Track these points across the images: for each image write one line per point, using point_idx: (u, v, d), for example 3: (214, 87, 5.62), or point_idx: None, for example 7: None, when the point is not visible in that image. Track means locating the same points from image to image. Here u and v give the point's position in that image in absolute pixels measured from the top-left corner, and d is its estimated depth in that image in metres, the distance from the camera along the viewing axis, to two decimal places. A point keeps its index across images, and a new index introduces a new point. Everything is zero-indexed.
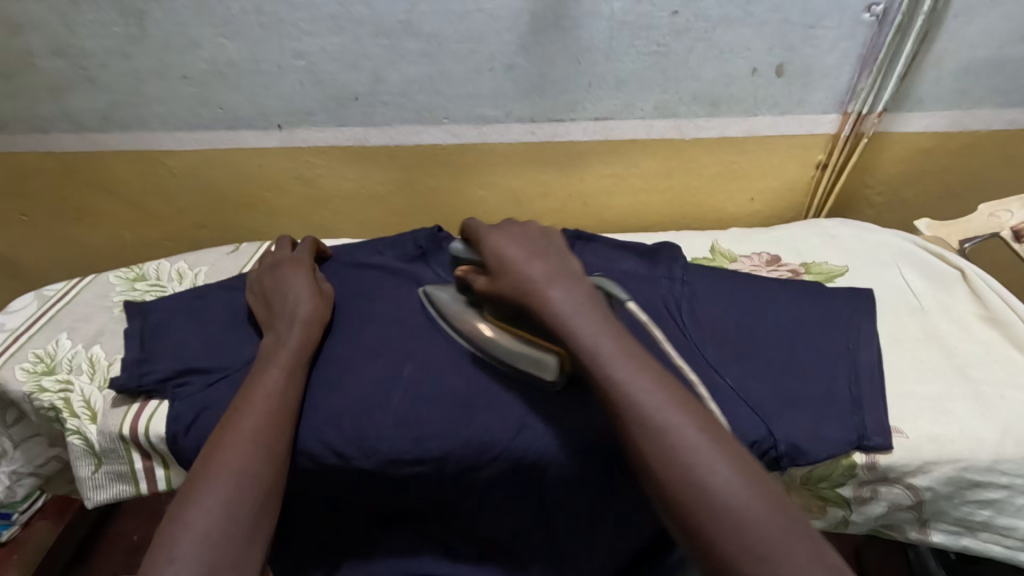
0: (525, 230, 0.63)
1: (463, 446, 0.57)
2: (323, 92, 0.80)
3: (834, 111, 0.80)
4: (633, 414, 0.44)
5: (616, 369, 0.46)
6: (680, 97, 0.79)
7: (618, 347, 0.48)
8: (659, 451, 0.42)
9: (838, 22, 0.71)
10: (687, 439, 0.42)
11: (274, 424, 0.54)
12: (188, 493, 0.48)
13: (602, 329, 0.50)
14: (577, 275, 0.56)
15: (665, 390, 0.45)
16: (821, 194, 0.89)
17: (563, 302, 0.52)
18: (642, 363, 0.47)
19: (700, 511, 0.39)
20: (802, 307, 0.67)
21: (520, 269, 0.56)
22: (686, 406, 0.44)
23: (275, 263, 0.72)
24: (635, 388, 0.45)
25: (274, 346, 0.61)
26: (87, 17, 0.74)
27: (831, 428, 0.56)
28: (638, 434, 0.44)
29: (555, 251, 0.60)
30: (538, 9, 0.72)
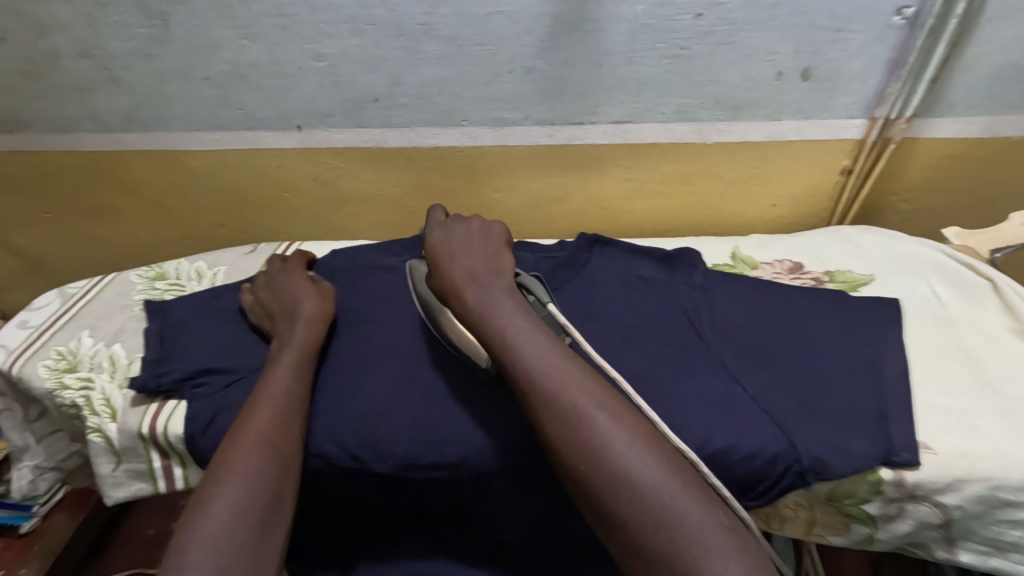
0: (463, 223, 0.64)
1: (479, 450, 0.57)
2: (342, 94, 0.81)
3: (861, 116, 0.78)
4: (545, 407, 0.49)
5: (531, 364, 0.50)
6: (701, 101, 0.78)
7: (531, 340, 0.52)
8: (569, 440, 0.47)
9: (866, 26, 0.70)
10: (593, 425, 0.47)
11: (283, 426, 0.54)
12: (199, 498, 0.48)
13: (517, 324, 0.53)
14: (499, 269, 0.59)
15: (575, 381, 0.49)
16: (844, 200, 0.87)
17: (484, 301, 0.55)
18: (555, 356, 0.51)
19: (600, 487, 0.46)
20: (823, 315, 0.66)
21: (450, 269, 0.59)
22: (594, 394, 0.49)
23: (274, 272, 0.72)
24: (547, 382, 0.49)
25: (279, 347, 0.62)
26: (113, 19, 0.75)
27: (855, 442, 0.55)
28: (547, 420, 0.49)
29: (485, 245, 0.61)
30: (559, 12, 0.71)
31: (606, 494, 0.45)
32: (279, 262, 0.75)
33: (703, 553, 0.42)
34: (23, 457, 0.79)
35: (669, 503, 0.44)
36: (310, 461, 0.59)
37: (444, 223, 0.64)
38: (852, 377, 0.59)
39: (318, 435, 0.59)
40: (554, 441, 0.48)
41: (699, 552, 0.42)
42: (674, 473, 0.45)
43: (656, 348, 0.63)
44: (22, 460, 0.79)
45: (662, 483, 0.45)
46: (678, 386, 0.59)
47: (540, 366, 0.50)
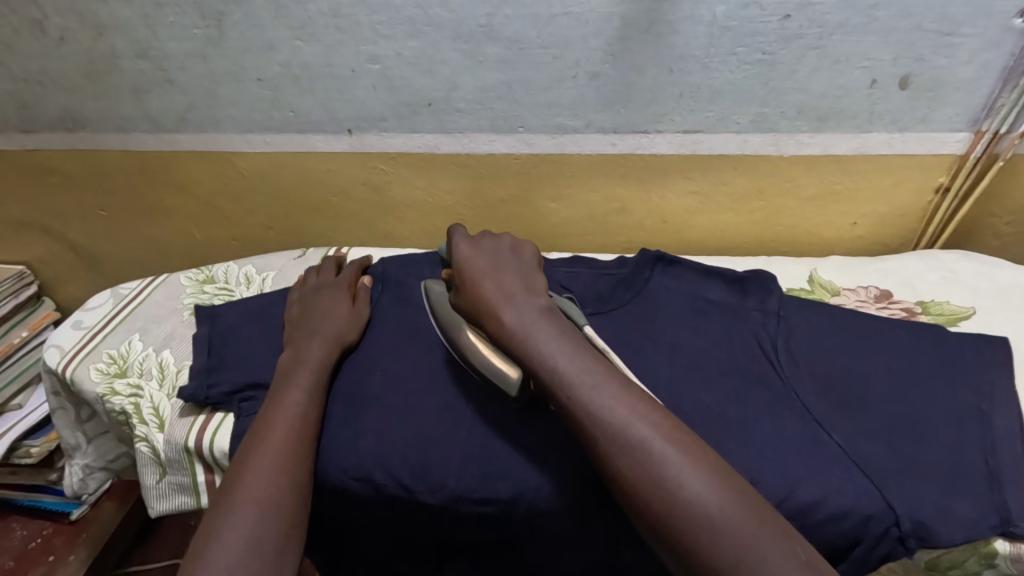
0: (496, 243, 0.62)
1: (535, 488, 0.52)
2: (396, 98, 0.78)
3: (965, 129, 0.72)
4: (608, 437, 0.45)
5: (588, 395, 0.47)
6: (782, 110, 0.72)
7: (582, 366, 0.49)
8: (637, 473, 0.43)
9: (982, 29, 0.64)
10: (660, 457, 0.43)
11: (296, 453, 0.51)
12: (210, 527, 0.45)
13: (565, 347, 0.51)
14: (533, 287, 0.57)
15: (634, 408, 0.46)
16: (937, 222, 0.80)
17: (524, 322, 0.53)
18: (607, 381, 0.48)
19: (675, 521, 0.41)
20: (921, 353, 0.59)
21: (479, 284, 0.57)
22: (657, 422, 0.45)
23: (318, 284, 0.70)
24: (605, 412, 0.46)
25: (294, 361, 0.59)
26: (169, 20, 0.74)
27: (964, 506, 0.49)
28: (607, 448, 0.45)
29: (514, 262, 0.60)
30: (631, 13, 0.67)
31: (681, 530, 0.41)
32: (329, 273, 0.73)
33: None
34: (74, 456, 0.80)
35: (749, 535, 0.39)
36: (356, 486, 0.55)
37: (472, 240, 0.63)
38: (958, 428, 0.53)
39: (364, 461, 0.55)
40: (620, 475, 0.44)
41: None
42: (744, 500, 0.41)
43: (731, 382, 0.57)
44: (73, 458, 0.81)
45: (738, 515, 0.40)
46: (757, 427, 0.54)
47: (599, 396, 0.47)
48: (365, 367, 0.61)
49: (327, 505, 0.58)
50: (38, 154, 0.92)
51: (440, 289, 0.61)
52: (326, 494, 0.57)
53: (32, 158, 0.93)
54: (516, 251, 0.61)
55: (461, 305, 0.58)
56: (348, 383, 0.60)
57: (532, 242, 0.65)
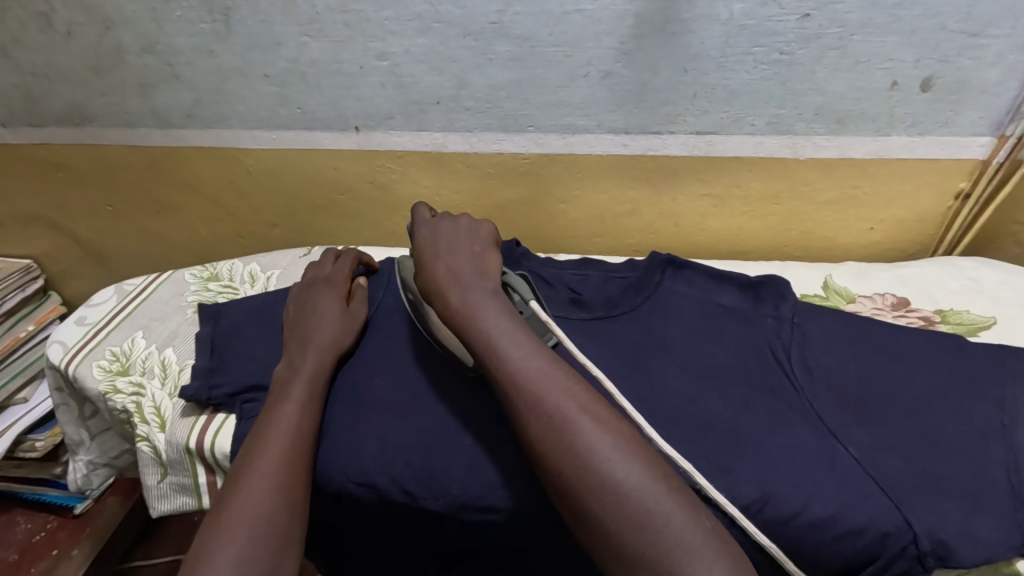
0: (455, 223, 0.61)
1: (541, 497, 0.51)
2: (405, 95, 0.76)
3: (988, 134, 0.70)
4: (528, 406, 0.45)
5: (512, 364, 0.47)
6: (799, 112, 0.71)
7: (512, 338, 0.49)
8: (549, 442, 0.43)
9: (1009, 30, 0.62)
10: (574, 427, 0.43)
11: (292, 468, 0.49)
12: (198, 549, 0.43)
13: (499, 319, 0.50)
14: (482, 264, 0.56)
15: (555, 379, 0.46)
16: (958, 227, 0.79)
17: (466, 297, 0.52)
18: (536, 355, 0.47)
19: (585, 490, 0.41)
20: (938, 364, 0.57)
21: (431, 264, 0.56)
22: (577, 395, 0.45)
23: (314, 279, 0.69)
24: (527, 382, 0.46)
25: (288, 370, 0.58)
26: (176, 14, 0.73)
27: (985, 524, 0.47)
28: (528, 418, 0.44)
29: (469, 242, 0.59)
30: (646, 11, 0.65)
31: (590, 499, 0.41)
32: (327, 264, 0.71)
33: (684, 553, 0.38)
34: (77, 452, 0.80)
35: (652, 507, 0.39)
36: (358, 491, 0.54)
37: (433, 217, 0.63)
38: (978, 443, 0.51)
39: (367, 466, 0.54)
40: (534, 442, 0.44)
41: (684, 558, 0.38)
42: (660, 476, 0.41)
43: (744, 392, 0.56)
44: (77, 454, 0.81)
45: (645, 489, 0.40)
46: (769, 439, 0.52)
47: (524, 367, 0.46)
48: (369, 369, 0.61)
49: (329, 510, 0.57)
50: (45, 149, 0.92)
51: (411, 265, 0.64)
52: (328, 499, 0.56)
53: (38, 152, 0.92)
54: (473, 228, 0.60)
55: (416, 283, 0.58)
56: (350, 386, 0.59)
57: (493, 223, 0.64)
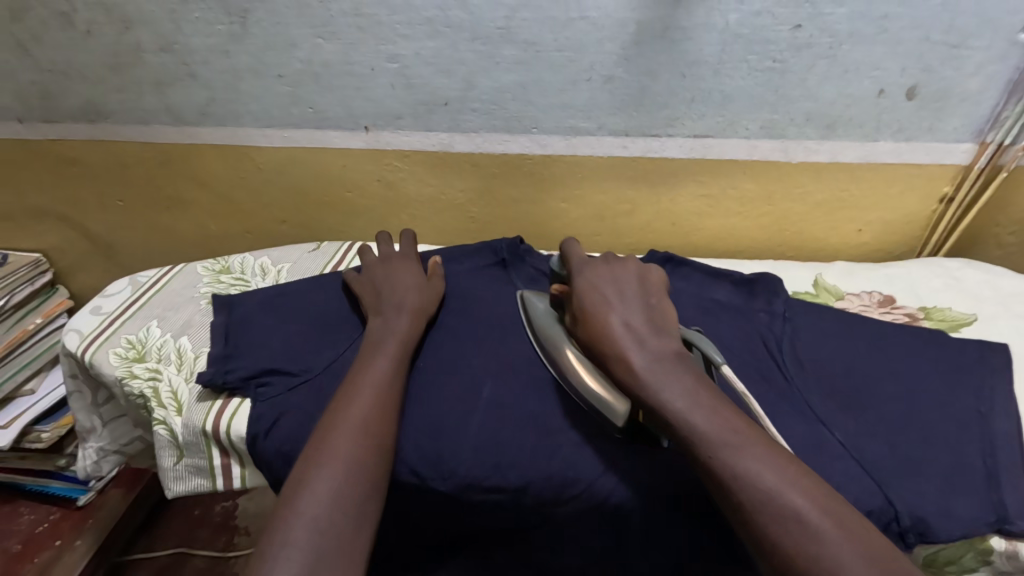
0: (622, 275, 0.60)
1: (545, 478, 0.54)
2: (413, 96, 0.79)
3: (970, 140, 0.74)
4: (753, 503, 0.41)
5: (731, 457, 0.43)
6: (791, 118, 0.74)
7: (723, 424, 0.45)
8: (788, 549, 0.39)
9: (988, 43, 0.66)
10: (814, 532, 0.39)
11: (383, 412, 0.52)
12: (300, 475, 0.47)
13: (700, 399, 0.47)
14: (661, 328, 0.54)
15: (782, 473, 0.42)
16: (942, 229, 0.83)
17: (657, 369, 0.50)
18: (751, 445, 0.44)
19: None
20: (921, 357, 0.60)
21: (603, 322, 0.54)
22: (809, 491, 0.42)
23: (386, 258, 0.73)
24: (753, 477, 0.42)
25: (381, 332, 0.61)
26: (195, 15, 0.76)
27: (962, 503, 0.50)
28: (756, 520, 0.41)
29: (641, 297, 0.57)
30: (646, 18, 0.68)
31: None
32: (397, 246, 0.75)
33: None
34: (88, 439, 0.82)
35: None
36: None
37: (595, 269, 0.61)
38: (957, 430, 0.54)
39: None
40: (765, 548, 0.40)
41: None
42: None
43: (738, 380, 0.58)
44: (87, 441, 0.82)
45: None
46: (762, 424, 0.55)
47: (744, 459, 0.43)
48: None
49: None
50: (60, 144, 0.94)
51: (541, 304, 0.64)
52: None
53: (52, 147, 0.94)
54: (643, 284, 0.59)
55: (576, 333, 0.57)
56: None
57: (658, 271, 0.62)
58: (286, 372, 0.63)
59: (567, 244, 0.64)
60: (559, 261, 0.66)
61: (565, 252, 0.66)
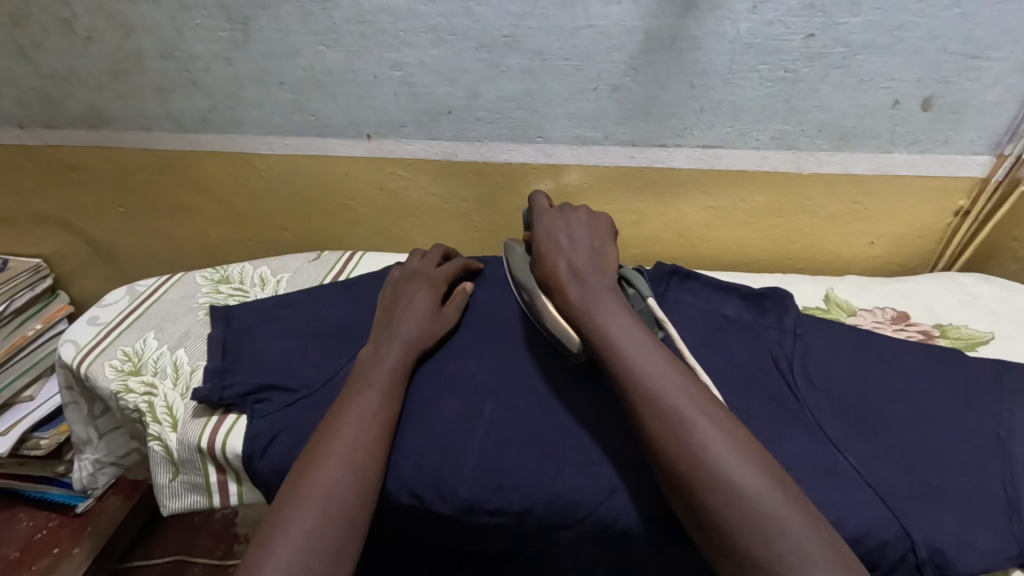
0: (575, 219, 0.65)
1: (549, 502, 0.52)
2: (417, 105, 0.78)
3: (987, 152, 0.72)
4: (642, 400, 0.47)
5: (632, 362, 0.49)
6: (803, 128, 0.72)
7: (633, 337, 0.51)
8: (664, 437, 0.45)
9: (1008, 54, 0.64)
10: (691, 423, 0.45)
11: (368, 447, 0.52)
12: (278, 513, 0.47)
13: (620, 317, 0.53)
14: (600, 265, 0.59)
15: (672, 377, 0.48)
16: (956, 242, 0.81)
17: (587, 297, 0.55)
18: (653, 355, 0.50)
19: (700, 484, 0.42)
20: (937, 378, 0.58)
21: (551, 256, 0.60)
22: (693, 394, 0.47)
23: (415, 272, 0.70)
24: (647, 377, 0.48)
25: (372, 363, 0.59)
26: (196, 22, 0.75)
27: (985, 535, 0.48)
28: (644, 409, 0.47)
29: (588, 238, 0.63)
30: (655, 28, 0.67)
31: (705, 495, 0.42)
32: (431, 261, 0.72)
33: (798, 565, 0.38)
34: (85, 450, 0.81)
35: (749, 487, 0.42)
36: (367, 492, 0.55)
37: (553, 214, 0.65)
38: (977, 455, 0.52)
39: None
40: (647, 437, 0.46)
41: (794, 568, 0.38)
42: (774, 481, 0.42)
43: (749, 400, 0.57)
44: (84, 453, 0.81)
45: (748, 473, 0.42)
46: (775, 445, 0.53)
47: (642, 366, 0.49)
48: None
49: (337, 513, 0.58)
50: (60, 150, 0.93)
51: (520, 250, 0.68)
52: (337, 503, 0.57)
53: (53, 153, 0.94)
54: (592, 228, 0.63)
55: (536, 274, 0.62)
56: None
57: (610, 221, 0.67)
58: (287, 390, 0.62)
59: (531, 195, 0.70)
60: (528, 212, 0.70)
61: (533, 203, 0.70)
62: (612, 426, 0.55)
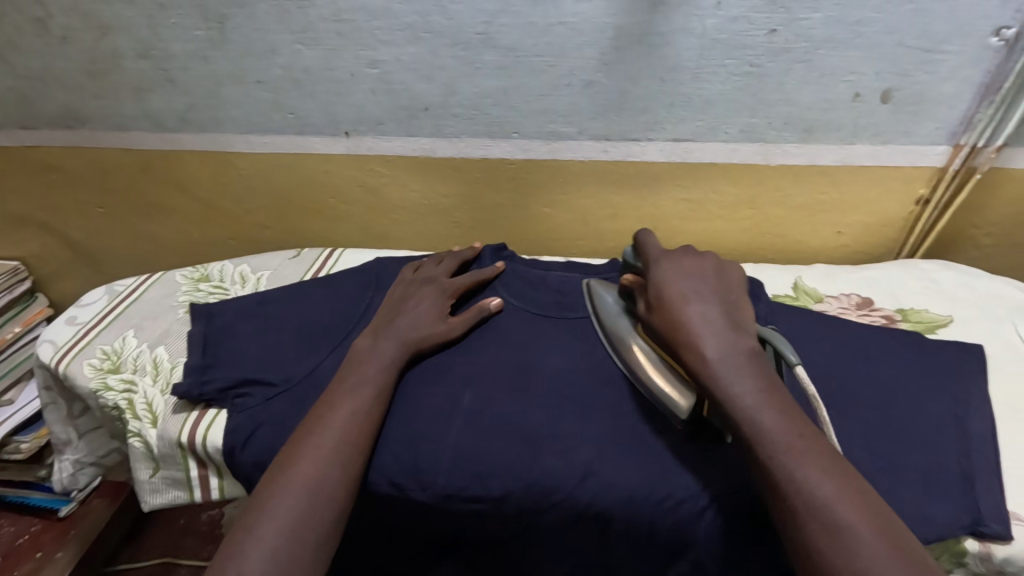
0: (702, 272, 0.59)
1: (524, 488, 0.54)
2: (394, 102, 0.79)
3: (945, 143, 0.75)
4: (804, 504, 0.42)
5: (789, 454, 0.44)
6: (770, 121, 0.74)
7: (788, 424, 0.46)
8: (833, 554, 0.40)
9: (961, 47, 0.67)
10: (866, 542, 0.40)
11: (357, 439, 0.53)
12: (263, 499, 0.49)
13: (769, 397, 0.48)
14: (737, 325, 0.54)
15: (837, 480, 0.43)
16: (919, 230, 0.84)
17: (727, 368, 0.50)
18: (814, 449, 0.45)
19: None
20: (899, 362, 0.60)
21: (678, 313, 0.55)
22: (864, 503, 0.42)
23: (429, 275, 0.71)
24: (809, 476, 0.43)
25: (368, 354, 0.60)
26: (172, 21, 0.75)
27: (941, 507, 0.51)
28: (803, 514, 0.42)
29: (717, 293, 0.57)
30: (625, 24, 0.68)
31: None
32: (443, 265, 0.73)
33: None
34: (65, 451, 0.81)
35: None
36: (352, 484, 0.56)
37: (672, 264, 0.60)
38: (936, 433, 0.55)
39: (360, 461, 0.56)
40: (807, 546, 0.42)
41: None
42: None
43: None
44: (64, 453, 0.82)
45: None
46: None
47: (803, 463, 0.44)
48: None
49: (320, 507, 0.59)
50: (38, 151, 0.93)
51: (610, 297, 0.65)
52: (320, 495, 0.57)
53: (31, 154, 0.93)
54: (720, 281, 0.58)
55: (650, 329, 0.57)
56: None
57: (738, 271, 0.62)
58: (278, 387, 0.62)
59: (641, 235, 0.65)
60: (633, 251, 0.65)
61: (641, 243, 0.65)
62: (585, 413, 0.57)
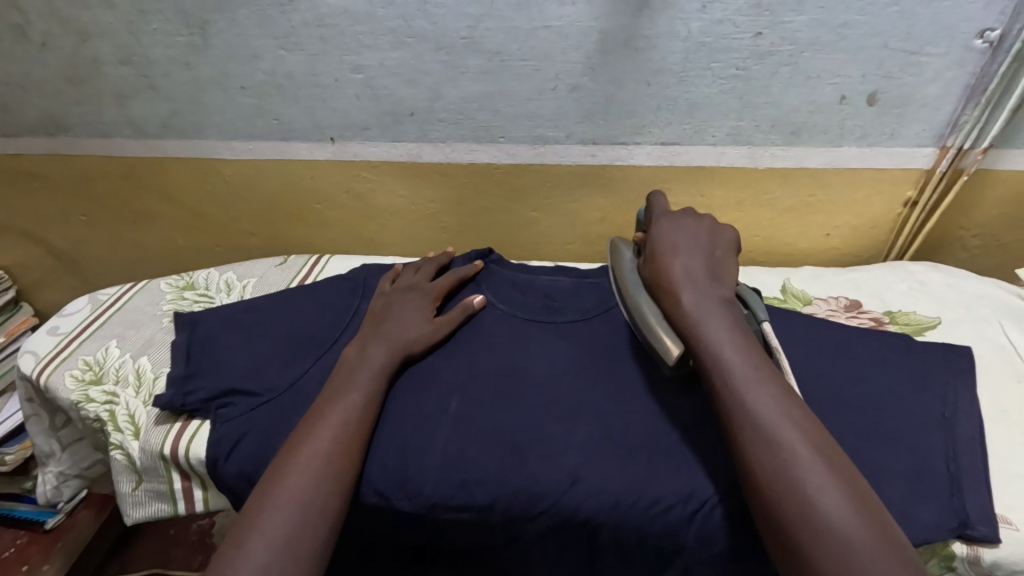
0: (698, 227, 0.62)
1: (511, 496, 0.53)
2: (379, 107, 0.78)
3: (931, 144, 0.75)
4: (753, 427, 0.46)
5: (737, 374, 0.49)
6: (756, 123, 0.74)
7: (744, 351, 0.50)
8: (759, 453, 0.45)
9: (945, 49, 0.67)
10: (801, 459, 0.44)
11: (346, 449, 0.52)
12: (251, 514, 0.48)
13: (731, 331, 0.52)
14: (718, 276, 0.57)
15: (781, 402, 0.47)
16: (907, 233, 0.83)
17: (698, 307, 0.54)
18: (760, 371, 0.49)
19: (786, 503, 0.43)
20: (888, 364, 0.60)
21: (665, 262, 0.58)
22: (800, 420, 0.46)
23: (411, 281, 0.70)
24: (751, 390, 0.48)
25: (354, 362, 0.60)
26: (153, 26, 0.75)
27: (929, 511, 0.50)
28: (739, 424, 0.47)
29: (707, 248, 0.60)
30: (610, 27, 0.68)
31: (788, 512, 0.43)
32: (426, 271, 0.72)
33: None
34: (48, 463, 0.80)
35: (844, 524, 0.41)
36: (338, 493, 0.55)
37: (671, 218, 0.63)
38: (923, 434, 0.54)
39: None
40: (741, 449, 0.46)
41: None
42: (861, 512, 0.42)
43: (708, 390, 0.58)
44: (47, 466, 0.80)
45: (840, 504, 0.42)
46: None
47: (749, 381, 0.48)
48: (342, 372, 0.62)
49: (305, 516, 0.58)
50: (18, 158, 0.91)
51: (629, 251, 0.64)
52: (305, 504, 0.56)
53: (12, 162, 0.92)
54: (712, 236, 0.61)
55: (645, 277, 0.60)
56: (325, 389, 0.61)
57: (733, 230, 0.63)
58: (263, 395, 0.61)
59: (651, 194, 0.67)
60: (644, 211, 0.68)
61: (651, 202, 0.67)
62: (573, 419, 0.56)
